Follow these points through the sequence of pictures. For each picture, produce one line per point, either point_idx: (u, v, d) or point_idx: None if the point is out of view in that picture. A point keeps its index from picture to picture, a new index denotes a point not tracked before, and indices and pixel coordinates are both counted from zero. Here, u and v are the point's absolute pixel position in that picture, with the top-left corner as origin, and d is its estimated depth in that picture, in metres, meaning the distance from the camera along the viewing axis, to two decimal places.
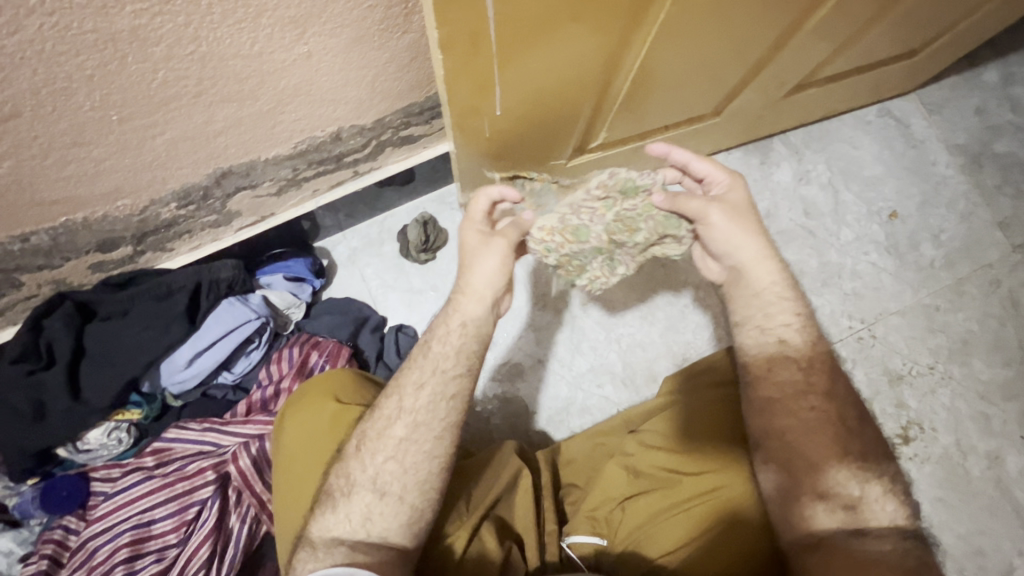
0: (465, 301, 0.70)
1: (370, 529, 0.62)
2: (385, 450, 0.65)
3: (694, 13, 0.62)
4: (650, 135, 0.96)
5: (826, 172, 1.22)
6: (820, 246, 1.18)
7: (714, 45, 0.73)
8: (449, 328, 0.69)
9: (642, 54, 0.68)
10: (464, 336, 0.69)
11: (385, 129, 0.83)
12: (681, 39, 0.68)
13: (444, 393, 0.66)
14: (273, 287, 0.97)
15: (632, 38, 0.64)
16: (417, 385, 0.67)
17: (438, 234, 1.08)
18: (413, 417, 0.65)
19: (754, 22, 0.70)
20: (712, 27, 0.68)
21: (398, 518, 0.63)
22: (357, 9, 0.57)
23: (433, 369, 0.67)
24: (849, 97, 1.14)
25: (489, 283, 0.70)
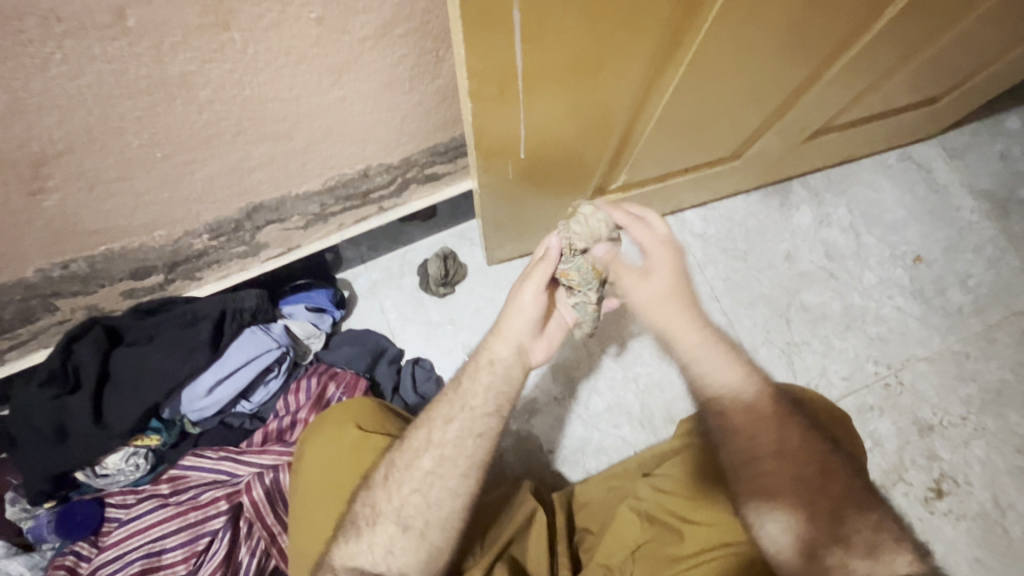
0: (498, 342, 0.70)
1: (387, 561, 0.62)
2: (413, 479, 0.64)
3: (713, 63, 0.64)
4: (670, 177, 0.98)
5: (847, 215, 1.21)
6: (843, 289, 1.16)
7: (735, 91, 0.74)
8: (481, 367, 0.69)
9: (664, 99, 0.69)
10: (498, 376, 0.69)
11: (411, 167, 0.86)
12: (702, 87, 0.70)
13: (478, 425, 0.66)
14: (295, 317, 0.98)
15: (654, 86, 0.66)
16: (458, 414, 0.67)
17: (457, 269, 1.10)
18: (450, 446, 0.65)
19: (774, 70, 0.72)
20: (732, 76, 0.69)
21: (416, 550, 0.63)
22: (390, 57, 0.60)
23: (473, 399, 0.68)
24: (868, 143, 1.15)
25: (523, 332, 0.70)
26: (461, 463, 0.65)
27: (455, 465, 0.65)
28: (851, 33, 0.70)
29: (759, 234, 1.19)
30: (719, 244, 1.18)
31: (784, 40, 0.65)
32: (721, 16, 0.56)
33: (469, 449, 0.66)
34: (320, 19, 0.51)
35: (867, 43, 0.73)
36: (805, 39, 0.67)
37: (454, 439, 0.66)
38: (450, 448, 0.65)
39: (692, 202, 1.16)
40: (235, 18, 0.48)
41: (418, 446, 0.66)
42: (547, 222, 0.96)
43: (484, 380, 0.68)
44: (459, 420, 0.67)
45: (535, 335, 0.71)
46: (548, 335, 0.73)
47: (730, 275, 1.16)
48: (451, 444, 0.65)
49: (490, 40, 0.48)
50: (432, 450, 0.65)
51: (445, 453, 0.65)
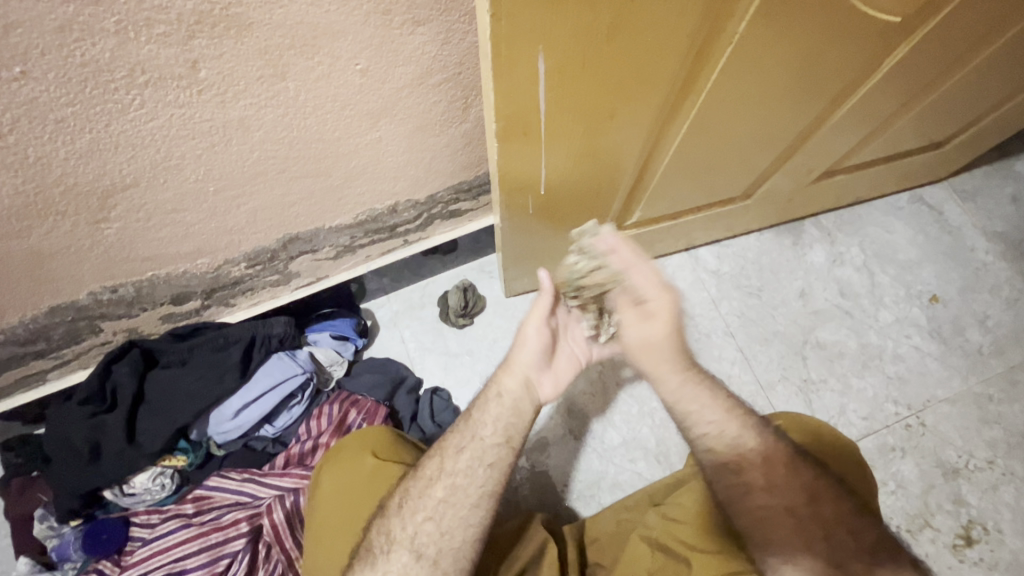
0: (506, 376, 0.74)
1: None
2: (428, 508, 0.65)
3: (722, 108, 0.69)
4: (683, 215, 1.01)
5: (860, 255, 1.23)
6: (858, 327, 1.17)
7: (744, 134, 0.79)
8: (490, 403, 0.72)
9: (676, 142, 0.74)
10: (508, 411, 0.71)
11: (436, 203, 0.92)
12: (712, 130, 0.74)
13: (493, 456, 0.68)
14: (319, 344, 1.03)
15: (666, 128, 0.71)
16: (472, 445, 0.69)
17: (476, 301, 1.13)
18: (464, 477, 0.67)
19: (781, 115, 0.77)
20: (741, 120, 0.74)
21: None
22: (424, 103, 0.66)
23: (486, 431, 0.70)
24: (878, 185, 1.18)
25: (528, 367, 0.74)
26: (475, 494, 0.67)
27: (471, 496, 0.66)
28: (854, 81, 0.74)
29: (773, 272, 1.21)
30: (732, 281, 1.20)
31: (790, 87, 0.70)
32: (726, 68, 0.61)
33: (486, 483, 0.67)
34: (365, 70, 0.57)
35: (868, 91, 0.78)
36: (810, 87, 0.71)
37: (469, 470, 0.67)
38: (465, 477, 0.67)
39: (705, 240, 1.19)
40: (291, 70, 0.54)
41: (435, 474, 0.67)
42: (563, 257, 1.00)
43: (494, 414, 0.71)
44: (475, 451, 0.68)
45: (542, 368, 0.75)
46: (554, 370, 0.77)
47: (745, 312, 1.18)
48: (466, 475, 0.67)
49: (517, 85, 0.53)
50: (453, 478, 0.67)
51: (460, 483, 0.67)
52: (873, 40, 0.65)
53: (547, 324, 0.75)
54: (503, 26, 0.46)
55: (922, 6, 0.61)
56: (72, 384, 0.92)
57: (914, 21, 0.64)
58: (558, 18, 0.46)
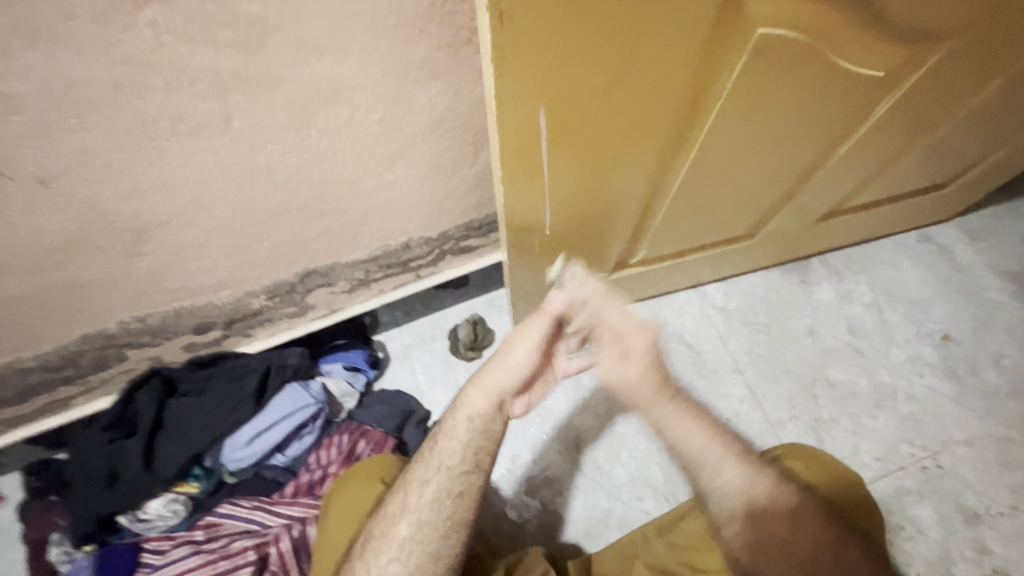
0: (477, 393, 0.74)
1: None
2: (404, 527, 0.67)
3: (718, 152, 0.73)
4: (687, 253, 1.04)
5: (868, 293, 1.23)
6: (869, 365, 1.16)
7: (742, 177, 0.82)
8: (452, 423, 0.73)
9: (677, 183, 0.77)
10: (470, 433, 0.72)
11: (448, 240, 0.96)
12: (710, 174, 0.78)
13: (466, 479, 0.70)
14: (332, 375, 1.05)
15: (666, 172, 0.75)
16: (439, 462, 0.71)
17: (486, 334, 1.16)
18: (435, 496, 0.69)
19: (777, 159, 0.80)
20: (738, 164, 0.77)
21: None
22: (437, 148, 0.71)
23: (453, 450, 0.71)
24: (883, 224, 1.19)
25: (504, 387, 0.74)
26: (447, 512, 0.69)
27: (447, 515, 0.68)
28: (846, 127, 0.78)
29: (781, 309, 1.22)
30: (740, 318, 1.21)
31: (782, 134, 0.73)
32: (721, 115, 0.65)
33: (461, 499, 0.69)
34: (382, 119, 0.62)
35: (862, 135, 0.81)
36: (802, 133, 0.75)
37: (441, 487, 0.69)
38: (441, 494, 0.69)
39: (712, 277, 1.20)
40: (314, 119, 0.59)
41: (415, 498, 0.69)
42: None
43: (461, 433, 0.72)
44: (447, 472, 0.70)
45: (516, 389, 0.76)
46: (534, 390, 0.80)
47: (753, 349, 1.18)
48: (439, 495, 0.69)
49: (521, 134, 0.57)
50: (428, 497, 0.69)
51: (435, 503, 0.68)
52: (860, 89, 0.69)
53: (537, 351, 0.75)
54: (510, 75, 0.50)
55: (904, 58, 0.65)
56: (94, 411, 0.95)
57: (898, 70, 0.68)
58: (561, 69, 0.51)
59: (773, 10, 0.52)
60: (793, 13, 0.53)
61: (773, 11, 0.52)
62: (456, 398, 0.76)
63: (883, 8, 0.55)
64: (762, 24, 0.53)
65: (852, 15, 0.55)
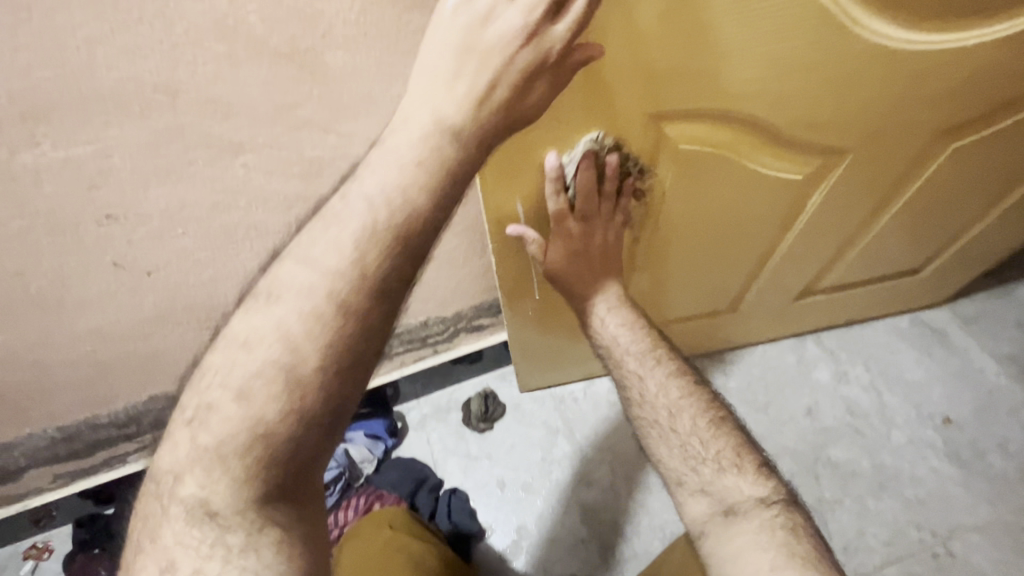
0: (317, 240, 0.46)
1: (139, 557, 0.42)
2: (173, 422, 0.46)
3: (676, 236, 0.85)
4: (674, 325, 1.12)
5: (865, 373, 1.27)
6: (871, 446, 1.18)
7: (709, 257, 0.93)
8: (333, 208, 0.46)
9: (644, 259, 0.89)
10: (389, 174, 0.45)
11: (461, 319, 1.09)
12: (676, 252, 0.89)
13: (291, 333, 0.43)
14: (354, 442, 1.17)
15: (633, 251, 0.86)
16: (260, 297, 0.45)
17: (497, 407, 1.25)
18: (245, 346, 0.44)
19: (737, 244, 0.90)
20: (699, 246, 0.89)
21: (188, 544, 0.42)
22: (449, 244, 0.87)
23: (294, 275, 0.44)
24: (869, 304, 1.25)
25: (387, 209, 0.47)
26: (250, 384, 0.43)
27: (245, 392, 0.43)
28: (795, 220, 0.88)
29: (779, 388, 1.26)
30: (739, 396, 1.25)
31: (733, 224, 0.85)
32: (668, 204, 0.77)
33: (276, 366, 0.43)
34: None
35: (815, 226, 0.90)
36: (752, 224, 0.86)
37: (262, 329, 0.44)
38: (254, 340, 0.44)
39: (707, 350, 1.26)
40: None
41: (223, 344, 0.45)
42: (564, 358, 1.16)
43: (299, 257, 0.45)
44: (271, 310, 0.44)
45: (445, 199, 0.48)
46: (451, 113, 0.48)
47: (753, 427, 1.21)
48: (250, 343, 0.44)
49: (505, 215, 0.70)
50: (232, 349, 0.44)
51: (243, 356, 0.44)
52: (793, 188, 0.80)
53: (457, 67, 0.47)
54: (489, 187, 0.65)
55: (819, 165, 0.77)
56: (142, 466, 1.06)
57: (820, 175, 0.80)
58: (524, 181, 0.65)
59: (689, 133, 0.67)
60: (705, 133, 0.67)
61: (689, 133, 0.67)
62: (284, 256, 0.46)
63: (781, 131, 0.69)
64: (682, 144, 0.67)
65: (757, 133, 0.69)
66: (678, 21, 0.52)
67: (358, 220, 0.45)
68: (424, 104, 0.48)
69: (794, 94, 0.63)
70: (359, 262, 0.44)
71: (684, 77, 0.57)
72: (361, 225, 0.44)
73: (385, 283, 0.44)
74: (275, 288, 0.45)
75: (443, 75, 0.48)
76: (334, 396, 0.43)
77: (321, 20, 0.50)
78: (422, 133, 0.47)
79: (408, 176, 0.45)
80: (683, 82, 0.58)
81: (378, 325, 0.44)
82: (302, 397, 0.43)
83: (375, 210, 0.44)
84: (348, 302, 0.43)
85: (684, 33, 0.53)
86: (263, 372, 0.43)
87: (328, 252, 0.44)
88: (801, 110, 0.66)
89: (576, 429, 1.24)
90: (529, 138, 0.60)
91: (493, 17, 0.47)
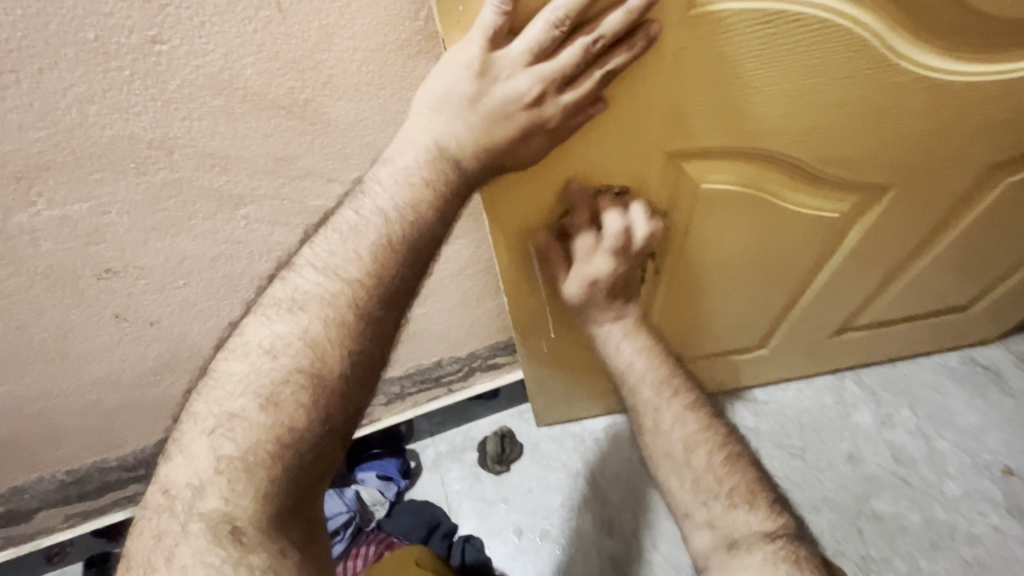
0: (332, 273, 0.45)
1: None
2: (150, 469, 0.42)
3: (699, 274, 0.78)
4: (699, 362, 1.04)
5: (911, 417, 1.17)
6: (921, 498, 1.08)
7: (736, 296, 0.85)
8: (345, 218, 0.46)
9: (665, 297, 0.82)
10: (397, 190, 0.46)
11: (476, 358, 1.05)
12: (700, 291, 0.82)
13: (314, 337, 0.43)
14: (365, 483, 1.12)
15: (652, 290, 0.80)
16: (273, 303, 0.44)
17: (513, 448, 1.20)
18: (266, 350, 0.43)
19: (767, 283, 0.83)
20: (725, 285, 0.82)
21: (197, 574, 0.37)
22: (462, 286, 0.83)
23: (311, 281, 0.44)
24: (912, 342, 1.16)
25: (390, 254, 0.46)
26: (273, 388, 0.42)
27: (269, 399, 0.41)
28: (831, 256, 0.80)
29: (817, 432, 1.17)
30: (772, 439, 1.17)
31: (762, 262, 0.77)
32: (690, 242, 0.71)
33: (300, 371, 0.42)
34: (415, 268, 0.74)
35: (853, 264, 0.82)
36: (784, 262, 0.78)
37: (281, 333, 0.43)
38: (277, 342, 0.43)
39: (734, 388, 1.18)
40: None
41: (241, 348, 0.43)
42: (581, 394, 1.10)
43: (316, 262, 0.45)
44: (291, 316, 0.43)
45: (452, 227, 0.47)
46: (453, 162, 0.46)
47: (788, 474, 1.13)
48: (271, 347, 0.42)
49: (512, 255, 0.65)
50: (251, 353, 0.43)
51: (264, 359, 0.42)
52: (829, 225, 0.72)
53: (465, 111, 0.45)
54: (489, 221, 0.60)
55: (859, 202, 0.70)
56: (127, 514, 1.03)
57: (859, 213, 0.72)
58: (533, 220, 0.60)
59: (713, 170, 0.60)
60: (731, 174, 0.61)
61: (712, 173, 0.60)
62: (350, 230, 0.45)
63: (817, 171, 0.62)
64: (705, 183, 0.61)
65: (789, 170, 0.61)
66: (705, 56, 0.46)
67: (372, 232, 0.45)
68: (423, 126, 0.46)
69: (832, 132, 0.57)
70: (377, 271, 0.44)
71: (704, 112, 0.51)
72: (377, 236, 0.45)
73: (399, 289, 0.45)
74: (294, 292, 0.44)
75: (442, 102, 0.45)
76: (348, 398, 0.44)
77: (320, 71, 0.48)
78: (423, 157, 0.46)
79: (415, 194, 0.46)
80: (704, 121, 0.52)
81: (391, 328, 0.46)
82: (321, 397, 0.42)
83: (389, 224, 0.45)
84: (366, 307, 0.44)
85: (711, 70, 0.47)
86: (286, 379, 0.42)
87: (345, 261, 0.44)
88: (840, 148, 0.59)
89: (596, 473, 1.17)
90: (534, 174, 0.55)
91: (500, 69, 0.43)
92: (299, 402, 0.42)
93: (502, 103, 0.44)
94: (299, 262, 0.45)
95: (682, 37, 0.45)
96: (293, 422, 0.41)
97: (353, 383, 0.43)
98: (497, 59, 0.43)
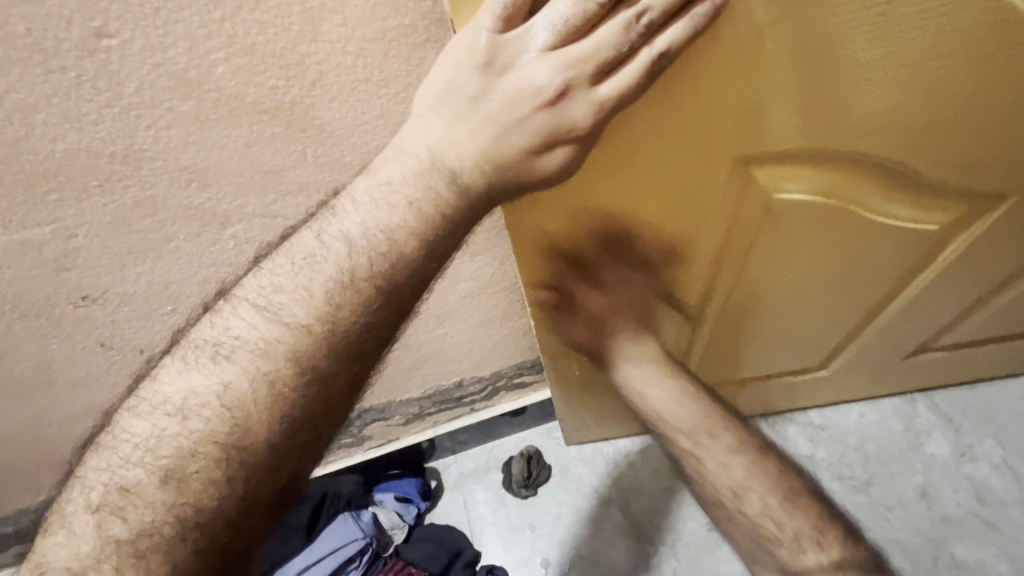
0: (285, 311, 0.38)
1: None
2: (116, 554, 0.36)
3: (759, 295, 0.67)
4: (749, 386, 0.92)
5: (996, 449, 1.02)
6: (1009, 546, 0.95)
7: (800, 317, 0.73)
8: (303, 244, 0.39)
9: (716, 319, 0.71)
10: (373, 212, 0.38)
11: (500, 377, 0.96)
12: (757, 313, 0.71)
13: (237, 397, 0.37)
14: (384, 505, 1.05)
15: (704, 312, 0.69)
16: (198, 347, 0.38)
17: (541, 471, 1.10)
18: (178, 409, 0.37)
19: (840, 302, 0.71)
20: (789, 305, 0.70)
21: None
22: (484, 305, 0.74)
23: (247, 323, 0.38)
24: (1001, 363, 1.01)
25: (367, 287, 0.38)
26: (180, 461, 0.37)
27: (173, 473, 0.37)
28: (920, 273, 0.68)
29: (884, 463, 1.03)
30: (831, 470, 1.04)
31: (837, 280, 0.66)
32: (754, 259, 0.60)
33: (215, 442, 0.37)
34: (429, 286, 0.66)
35: (944, 281, 0.69)
36: (863, 279, 0.66)
37: (197, 386, 0.38)
38: (190, 400, 0.37)
39: (785, 409, 1.06)
40: None
41: (150, 402, 0.38)
42: (614, 416, 1.00)
43: (256, 299, 0.38)
44: (211, 368, 0.38)
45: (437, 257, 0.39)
46: (455, 172, 0.38)
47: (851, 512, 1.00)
48: (184, 406, 0.37)
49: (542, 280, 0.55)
50: (158, 410, 0.38)
51: (172, 421, 0.37)
52: (925, 238, 0.60)
53: (474, 105, 0.36)
54: (512, 244, 0.51)
55: (964, 213, 0.57)
56: None
57: (961, 224, 0.59)
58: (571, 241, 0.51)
59: (793, 179, 0.49)
60: (810, 183, 0.50)
61: (790, 182, 0.49)
62: (309, 254, 0.38)
63: (920, 177, 0.50)
64: (779, 193, 0.50)
65: (887, 177, 0.50)
66: (798, 36, 0.36)
67: (331, 264, 0.38)
68: (418, 131, 0.38)
69: (949, 126, 0.45)
70: (330, 317, 0.38)
71: (789, 107, 0.41)
72: (336, 270, 0.38)
73: (357, 341, 0.38)
74: (224, 334, 0.38)
75: (445, 98, 0.37)
76: (281, 462, 0.39)
77: (307, 66, 0.39)
78: (413, 170, 0.38)
79: (394, 217, 0.38)
80: (788, 119, 0.42)
81: (343, 386, 0.39)
82: (237, 476, 0.37)
83: (353, 255, 0.38)
84: (309, 363, 0.38)
85: (804, 52, 0.37)
86: (196, 452, 0.37)
87: (291, 300, 0.38)
88: (952, 150, 0.48)
89: (632, 502, 1.07)
90: (568, 188, 0.45)
91: (515, 55, 0.34)
92: (209, 478, 0.37)
93: (519, 96, 0.35)
94: (237, 296, 0.39)
95: (766, 10, 0.34)
96: (202, 501, 0.37)
97: (282, 451, 0.38)
98: (516, 43, 0.34)
